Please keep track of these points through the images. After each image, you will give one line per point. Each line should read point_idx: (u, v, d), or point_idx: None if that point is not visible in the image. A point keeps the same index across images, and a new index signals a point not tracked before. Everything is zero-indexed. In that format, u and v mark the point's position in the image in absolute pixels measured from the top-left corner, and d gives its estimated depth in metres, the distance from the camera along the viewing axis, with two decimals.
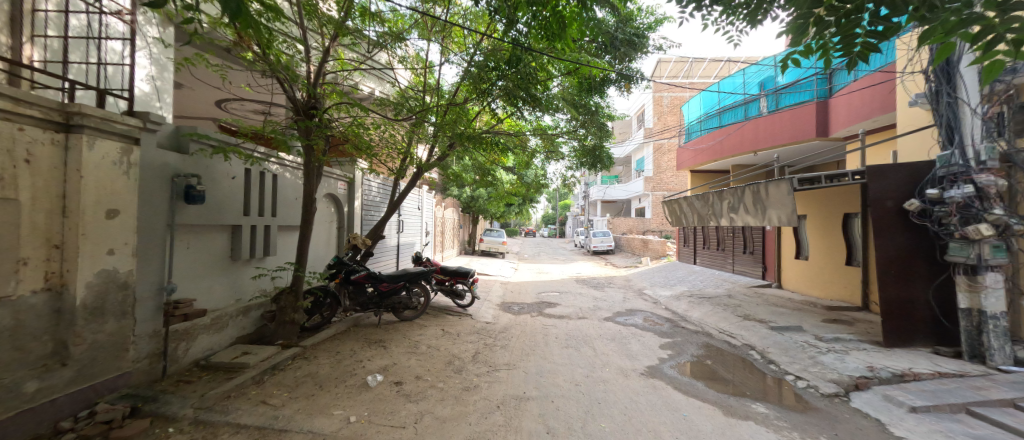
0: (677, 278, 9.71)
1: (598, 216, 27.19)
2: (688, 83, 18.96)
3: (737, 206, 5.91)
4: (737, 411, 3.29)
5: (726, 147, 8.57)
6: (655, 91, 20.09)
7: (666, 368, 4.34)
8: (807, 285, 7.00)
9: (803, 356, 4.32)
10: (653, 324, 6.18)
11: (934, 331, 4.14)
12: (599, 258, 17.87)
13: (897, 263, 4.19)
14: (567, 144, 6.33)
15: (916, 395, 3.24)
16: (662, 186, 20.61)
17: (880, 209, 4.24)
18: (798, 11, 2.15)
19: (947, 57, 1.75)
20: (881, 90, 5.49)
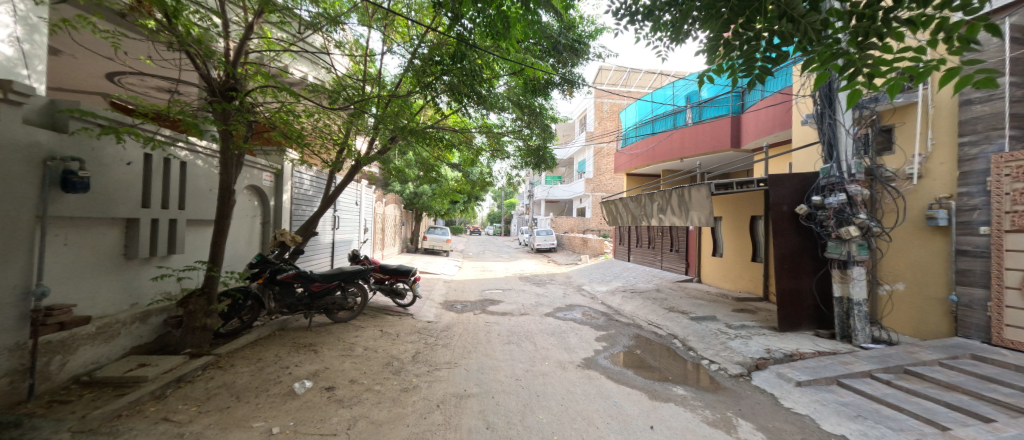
0: (613, 275, 10.34)
1: (542, 215, 27.93)
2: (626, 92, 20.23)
3: (665, 208, 6.43)
4: (660, 395, 3.60)
5: (657, 153, 9.29)
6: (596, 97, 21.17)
7: (600, 359, 4.60)
8: (721, 280, 7.84)
9: (716, 342, 4.84)
10: (590, 318, 6.50)
11: (816, 316, 4.88)
12: (542, 255, 18.37)
13: (790, 260, 4.87)
14: (512, 143, 6.43)
15: (800, 371, 3.81)
16: (602, 187, 21.75)
17: (778, 213, 4.88)
18: (710, 34, 2.41)
19: (825, 84, 2.11)
20: (782, 109, 6.32)
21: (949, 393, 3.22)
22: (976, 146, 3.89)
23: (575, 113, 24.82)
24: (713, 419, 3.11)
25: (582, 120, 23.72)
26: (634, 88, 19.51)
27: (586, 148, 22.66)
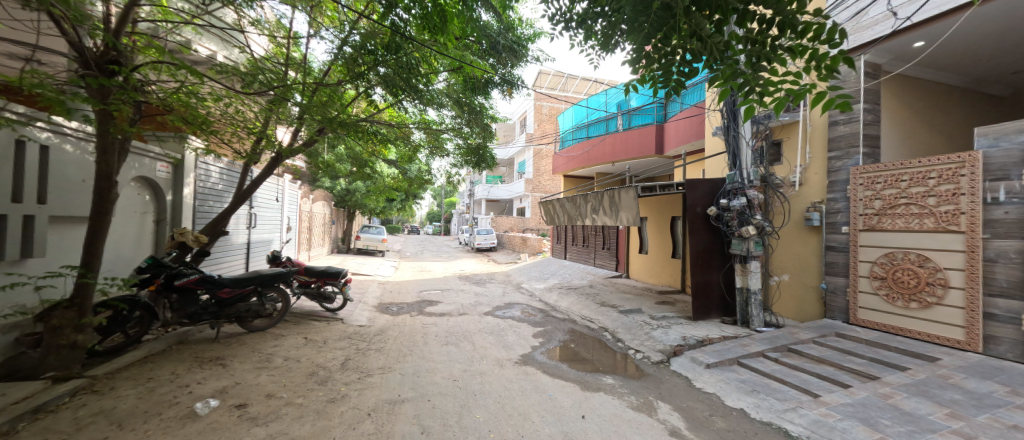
0: (550, 272, 10.70)
1: (483, 214, 27.94)
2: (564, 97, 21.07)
3: (598, 208, 6.81)
4: (591, 385, 3.81)
5: (591, 157, 9.82)
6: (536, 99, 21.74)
7: (537, 355, 4.72)
8: (646, 275, 8.53)
9: (641, 333, 5.25)
10: (528, 315, 6.65)
11: (722, 305, 5.53)
12: (482, 255, 18.37)
13: (702, 255, 5.45)
14: (452, 141, 6.32)
15: (709, 355, 4.28)
16: (541, 188, 22.37)
17: (693, 214, 5.43)
18: (634, 45, 2.60)
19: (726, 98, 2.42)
20: (697, 120, 7.04)
21: (819, 366, 3.86)
22: (841, 160, 4.71)
23: (515, 114, 25.23)
24: (637, 404, 3.36)
25: (522, 121, 24.16)
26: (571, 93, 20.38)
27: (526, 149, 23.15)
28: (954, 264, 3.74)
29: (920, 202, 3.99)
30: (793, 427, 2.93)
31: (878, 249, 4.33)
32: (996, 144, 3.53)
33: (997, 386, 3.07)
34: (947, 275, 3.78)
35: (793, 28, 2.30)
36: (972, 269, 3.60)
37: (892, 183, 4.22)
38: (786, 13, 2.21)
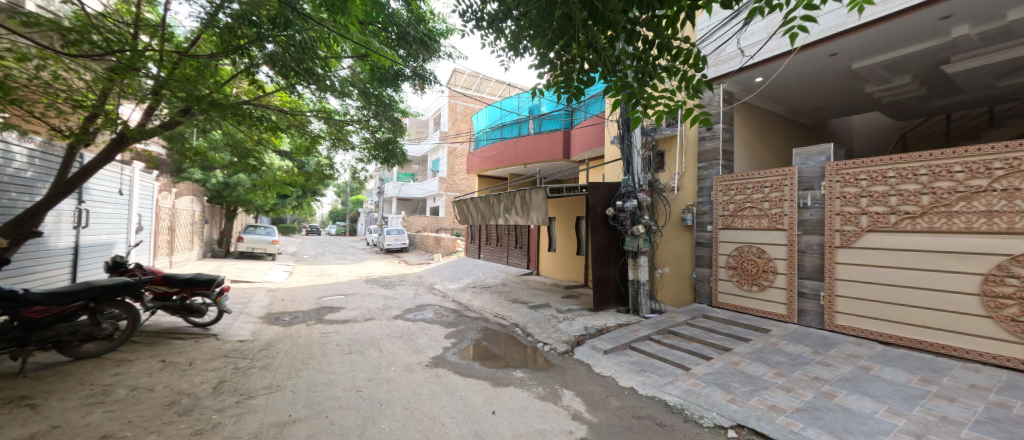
0: (464, 272, 10.68)
1: (395, 213, 26.58)
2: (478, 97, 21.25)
3: (510, 208, 7.01)
4: (502, 380, 3.89)
5: (504, 158, 10.08)
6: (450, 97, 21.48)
7: (449, 356, 4.65)
8: (555, 272, 9.07)
9: (549, 326, 5.56)
10: (441, 316, 6.53)
11: (618, 296, 6.16)
12: (393, 256, 17.47)
13: (602, 252, 6.01)
14: (357, 134, 5.90)
15: (606, 341, 4.73)
16: (456, 187, 22.18)
17: (594, 214, 5.95)
18: (540, 51, 2.76)
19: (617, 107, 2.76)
20: (598, 129, 7.74)
21: (691, 343, 4.56)
22: (707, 170, 5.64)
23: (429, 111, 24.57)
24: (545, 394, 3.53)
25: (436, 119, 23.64)
26: (485, 95, 20.64)
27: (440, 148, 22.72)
28: (780, 254, 4.79)
29: (759, 206, 5.01)
30: (671, 398, 3.41)
31: (731, 244, 5.31)
32: (805, 162, 4.62)
33: (806, 347, 4.01)
34: (776, 264, 4.81)
35: (668, 51, 2.69)
36: (791, 259, 4.66)
37: (741, 190, 5.21)
38: (662, 37, 2.57)
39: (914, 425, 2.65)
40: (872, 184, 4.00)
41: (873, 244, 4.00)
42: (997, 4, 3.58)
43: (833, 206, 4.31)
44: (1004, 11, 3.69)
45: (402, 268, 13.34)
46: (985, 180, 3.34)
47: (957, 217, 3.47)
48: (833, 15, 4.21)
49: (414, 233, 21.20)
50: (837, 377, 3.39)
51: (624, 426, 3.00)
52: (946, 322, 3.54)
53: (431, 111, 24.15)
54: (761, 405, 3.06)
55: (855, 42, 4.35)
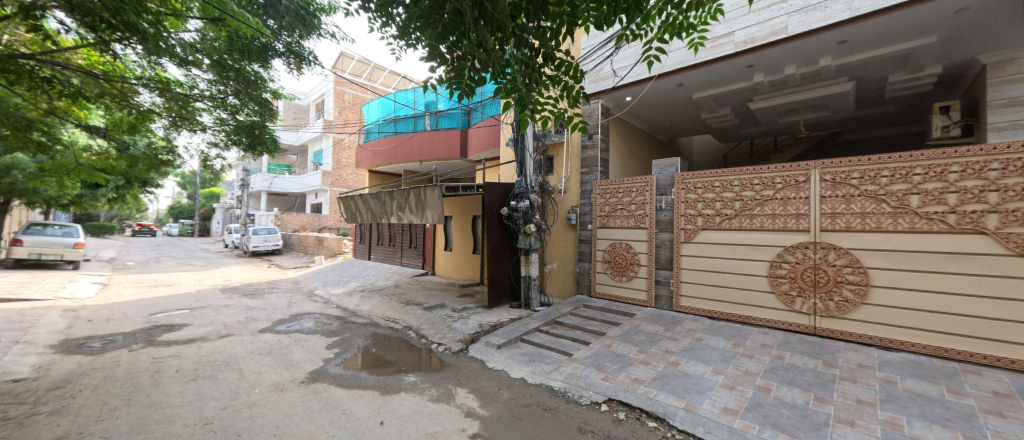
0: (351, 275, 9.79)
1: (265, 210, 22.88)
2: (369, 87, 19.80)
3: (404, 206, 6.69)
4: (392, 387, 3.68)
5: (398, 153, 9.60)
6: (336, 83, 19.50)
7: (330, 368, 4.19)
8: (451, 271, 9.02)
9: (443, 326, 5.47)
10: (321, 325, 5.84)
11: (511, 292, 6.43)
12: (262, 260, 15.00)
13: (496, 250, 6.19)
14: (211, 112, 4.97)
15: (499, 336, 4.88)
16: (342, 183, 20.20)
17: (490, 213, 6.10)
18: (429, 43, 2.70)
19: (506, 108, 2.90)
20: (494, 130, 7.96)
21: (574, 331, 5.03)
22: (588, 174, 6.30)
23: (310, 95, 21.87)
24: (438, 396, 3.46)
25: (319, 105, 21.16)
26: (376, 84, 19.34)
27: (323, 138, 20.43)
28: (642, 249, 5.64)
29: (628, 208, 5.81)
30: (556, 383, 3.70)
31: (607, 241, 6.04)
32: (661, 171, 5.54)
33: (660, 326, 4.81)
34: (639, 257, 5.65)
35: (552, 61, 2.91)
36: (650, 252, 5.53)
37: (615, 194, 5.97)
38: (546, 47, 2.76)
39: (730, 380, 3.41)
40: (705, 192, 5.03)
41: (705, 239, 5.02)
42: (779, 61, 4.86)
43: (680, 208, 5.27)
44: (783, 67, 5.02)
45: (273, 273, 11.54)
46: (771, 191, 4.50)
47: (756, 218, 4.60)
48: (680, 52, 5.15)
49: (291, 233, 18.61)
50: (681, 349, 4.14)
51: (515, 415, 3.14)
52: (748, 298, 4.65)
53: (313, 96, 21.51)
54: (627, 379, 3.55)
55: (695, 77, 5.39)
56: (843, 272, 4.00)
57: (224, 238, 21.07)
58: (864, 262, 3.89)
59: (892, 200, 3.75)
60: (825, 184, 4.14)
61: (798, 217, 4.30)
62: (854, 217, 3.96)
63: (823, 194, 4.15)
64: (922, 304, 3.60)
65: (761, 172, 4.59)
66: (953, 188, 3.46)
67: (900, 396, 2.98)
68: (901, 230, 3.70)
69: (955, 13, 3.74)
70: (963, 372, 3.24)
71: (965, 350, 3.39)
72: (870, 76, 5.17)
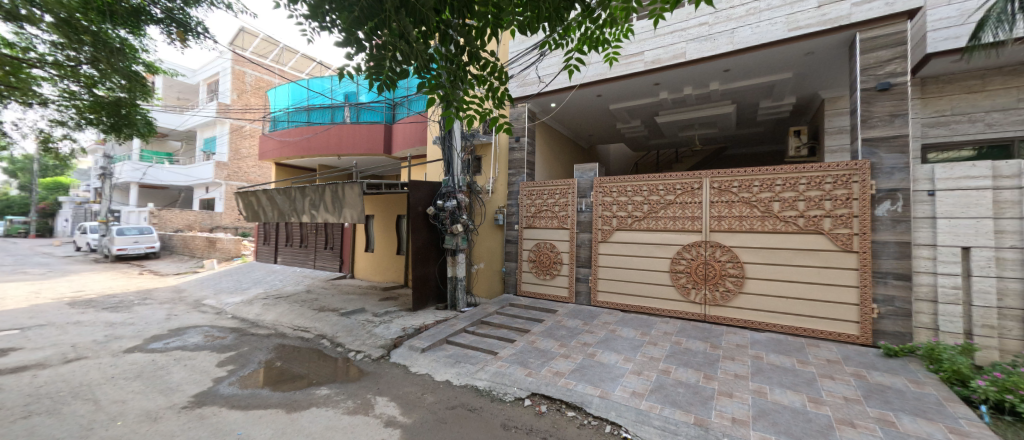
0: (251, 281, 8.65)
1: (137, 206, 19.07)
2: (276, 70, 17.73)
3: (318, 204, 6.12)
4: (300, 403, 3.32)
5: (312, 145, 8.79)
6: (235, 62, 17.08)
7: (223, 388, 3.64)
8: (372, 273, 8.52)
9: (362, 332, 5.11)
10: (211, 340, 5.05)
11: (437, 294, 6.29)
12: (131, 266, 12.47)
13: (422, 250, 6.00)
14: (55, 83, 4.03)
15: (424, 339, 4.73)
16: (242, 176, 17.77)
17: (415, 213, 5.89)
18: (344, 29, 2.52)
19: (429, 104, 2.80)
20: (420, 127, 7.71)
21: (500, 330, 5.09)
22: (515, 176, 6.45)
23: (200, 73, 18.81)
24: (354, 408, 3.22)
25: (212, 85, 18.32)
26: (285, 67, 17.39)
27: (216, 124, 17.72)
28: (564, 249, 5.94)
29: (552, 209, 6.07)
30: (481, 382, 3.70)
31: (532, 241, 6.24)
32: (582, 175, 5.90)
33: (580, 321, 5.11)
34: (562, 256, 5.95)
35: (477, 60, 2.91)
36: (572, 251, 5.85)
37: (540, 195, 6.19)
38: (471, 46, 2.75)
39: (638, 366, 3.76)
40: (619, 196, 5.50)
41: (619, 239, 5.48)
42: (680, 81, 5.51)
43: (598, 210, 5.67)
44: (683, 88, 5.71)
45: (147, 281, 9.66)
46: (673, 196, 5.08)
47: (660, 220, 5.15)
48: (598, 65, 5.54)
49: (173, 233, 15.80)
50: (597, 341, 4.45)
51: (438, 419, 3.07)
52: (654, 291, 5.19)
53: (203, 74, 18.54)
54: (549, 373, 3.70)
55: (611, 89, 5.86)
56: (725, 266, 4.69)
57: (75, 240, 17.03)
58: (741, 258, 4.60)
59: (761, 206, 4.50)
60: (713, 191, 4.80)
61: (693, 219, 4.92)
62: (734, 220, 4.65)
63: (712, 199, 4.81)
64: (781, 292, 4.38)
65: (664, 179, 5.16)
66: (802, 197, 4.26)
67: (766, 369, 3.58)
68: (767, 231, 4.45)
69: (805, 55, 4.62)
70: (808, 346, 4.02)
71: (809, 328, 4.21)
72: (747, 101, 6.15)
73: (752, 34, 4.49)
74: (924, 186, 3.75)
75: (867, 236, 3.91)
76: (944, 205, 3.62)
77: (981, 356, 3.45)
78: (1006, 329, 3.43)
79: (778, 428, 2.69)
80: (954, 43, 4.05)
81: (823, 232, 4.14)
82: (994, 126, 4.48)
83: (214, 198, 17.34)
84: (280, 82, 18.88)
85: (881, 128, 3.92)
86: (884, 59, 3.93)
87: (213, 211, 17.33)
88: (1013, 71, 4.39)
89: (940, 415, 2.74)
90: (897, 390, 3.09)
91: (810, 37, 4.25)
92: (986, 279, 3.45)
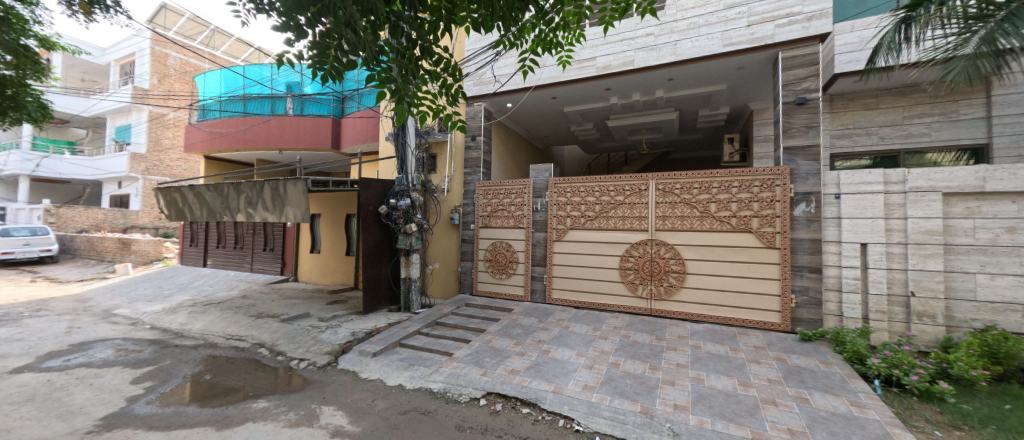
0: (175, 288, 7.78)
1: (27, 202, 16.34)
2: (206, 54, 16.08)
3: (256, 202, 5.65)
4: (234, 419, 3.04)
5: (248, 138, 8.09)
6: (155, 42, 15.23)
7: (139, 408, 3.23)
8: (318, 276, 8.03)
9: (307, 339, 4.80)
10: (123, 355, 4.46)
11: (389, 296, 6.07)
12: (19, 273, 10.67)
13: (373, 251, 5.76)
14: None
15: (375, 343, 4.54)
16: (164, 169, 15.91)
17: (366, 212, 5.64)
18: (284, 13, 2.34)
19: (378, 97, 2.68)
20: (372, 123, 7.41)
21: (455, 331, 5.03)
22: (471, 175, 6.41)
23: (110, 53, 16.55)
24: (297, 421, 3.01)
25: (126, 66, 16.18)
26: (216, 52, 15.81)
27: (132, 111, 15.70)
28: (520, 248, 6.01)
29: (508, 209, 6.11)
30: (435, 384, 3.63)
31: (488, 240, 6.24)
32: (537, 176, 5.99)
33: (535, 318, 5.19)
34: (518, 255, 6.00)
35: (430, 55, 2.83)
36: (527, 250, 5.93)
37: (496, 195, 6.20)
38: (424, 40, 2.67)
39: (590, 361, 3.89)
40: (573, 196, 5.67)
41: (573, 238, 5.65)
42: (630, 88, 5.79)
43: (553, 210, 5.80)
44: (632, 94, 6.01)
45: (40, 290, 8.33)
46: (622, 197, 5.33)
47: (611, 220, 5.38)
48: (552, 68, 5.66)
49: (76, 234, 13.77)
50: (552, 337, 4.55)
51: (390, 425, 2.96)
52: (604, 288, 5.41)
53: (115, 54, 16.32)
54: (505, 372, 3.71)
55: (566, 92, 6.01)
56: (669, 263, 5.01)
57: None
58: (683, 255, 4.94)
59: (700, 207, 4.85)
60: (659, 192, 5.10)
61: (640, 219, 5.20)
62: (677, 219, 4.98)
63: (657, 200, 5.11)
64: (716, 286, 4.76)
65: (615, 180, 5.39)
66: (735, 198, 4.66)
67: (704, 357, 3.88)
68: (705, 230, 4.81)
69: (737, 70, 5.06)
70: (738, 334, 4.42)
71: (739, 318, 4.63)
72: (688, 109, 6.61)
73: (692, 46, 4.83)
74: (832, 190, 4.23)
75: (787, 234, 4.37)
76: (847, 206, 4.13)
77: (875, 338, 3.98)
78: (893, 313, 3.93)
79: (714, 410, 2.92)
80: (855, 66, 4.66)
81: (751, 230, 4.57)
82: (885, 139, 5.20)
83: (129, 194, 15.36)
84: (211, 67, 17.16)
85: (799, 138, 4.40)
86: (801, 76, 4.41)
87: (127, 209, 15.35)
88: (900, 92, 5.12)
89: (844, 390, 3.13)
90: (811, 371, 3.49)
91: (741, 53, 4.65)
92: (878, 271, 3.97)
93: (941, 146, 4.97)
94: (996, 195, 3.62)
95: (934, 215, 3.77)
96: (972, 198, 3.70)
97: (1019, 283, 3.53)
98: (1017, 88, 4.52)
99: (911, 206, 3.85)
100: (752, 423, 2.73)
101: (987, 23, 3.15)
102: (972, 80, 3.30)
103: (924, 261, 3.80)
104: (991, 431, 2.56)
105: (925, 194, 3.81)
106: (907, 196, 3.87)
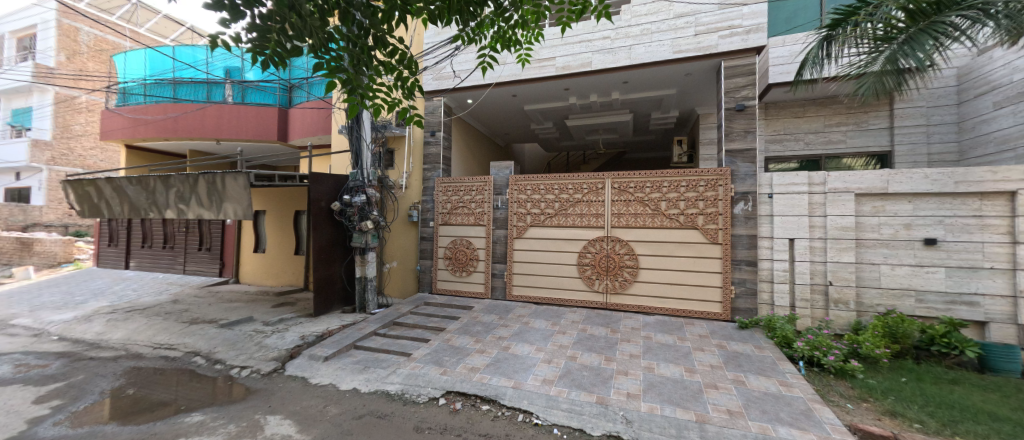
0: (90, 293, 6.90)
1: None
2: (127, 30, 14.32)
3: (189, 197, 5.15)
4: (163, 436, 2.76)
5: (179, 126, 7.33)
6: (61, 14, 13.32)
7: (42, 431, 2.82)
8: (263, 277, 7.49)
9: (249, 345, 4.46)
10: (23, 371, 3.88)
11: (343, 296, 5.80)
12: None
13: (325, 249, 5.47)
14: None
15: (327, 347, 4.32)
16: (75, 159, 14.03)
17: (317, 208, 5.33)
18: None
19: (328, 87, 2.51)
20: (323, 114, 7.03)
21: (413, 330, 4.91)
22: (430, 171, 6.29)
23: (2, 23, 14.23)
24: (239, 434, 2.79)
25: (24, 40, 14.01)
26: (140, 29, 14.16)
27: (32, 91, 13.63)
28: (480, 245, 5.99)
29: (468, 206, 6.06)
30: (392, 387, 3.52)
31: (448, 238, 6.16)
32: (498, 173, 5.97)
33: (495, 315, 5.20)
34: (478, 252, 5.98)
35: (384, 46, 2.72)
36: (488, 248, 5.93)
37: (456, 192, 6.13)
38: (377, 29, 2.55)
39: (548, 355, 3.98)
40: (533, 193, 5.73)
41: (533, 235, 5.72)
42: (587, 89, 5.94)
43: (513, 207, 5.83)
44: (590, 95, 6.19)
45: None
46: (580, 195, 5.48)
47: (569, 217, 5.52)
48: (512, 66, 5.68)
49: None
50: (512, 334, 4.58)
51: (343, 432, 2.83)
52: (563, 283, 5.55)
53: (9, 24, 14.08)
54: (465, 370, 3.69)
55: (527, 91, 6.05)
56: (623, 258, 5.23)
57: None
58: (636, 250, 5.18)
59: (652, 205, 5.11)
60: (615, 191, 5.30)
61: (597, 216, 5.37)
62: (631, 217, 5.21)
63: (613, 198, 5.31)
64: (666, 280, 5.05)
65: (573, 179, 5.52)
66: (684, 197, 4.95)
67: (654, 347, 4.10)
68: (656, 226, 5.08)
69: (686, 76, 5.37)
70: (685, 324, 4.72)
71: (686, 309, 4.95)
72: (642, 111, 6.93)
73: (646, 51, 5.06)
74: (766, 190, 4.62)
75: (728, 230, 4.73)
76: (778, 205, 4.53)
77: (800, 324, 4.41)
78: (815, 301, 4.37)
79: (663, 397, 3.10)
80: (786, 77, 5.17)
81: (697, 227, 4.89)
82: (810, 145, 5.78)
83: (30, 187, 13.37)
84: (133, 46, 15.32)
85: (738, 142, 4.77)
86: (741, 84, 4.77)
87: (27, 204, 13.34)
88: (822, 102, 5.70)
89: (775, 371, 3.46)
90: (747, 355, 3.81)
91: (689, 60, 4.95)
92: (803, 263, 4.41)
93: (854, 152, 5.60)
94: (897, 196, 4.13)
95: (848, 213, 4.25)
96: (878, 197, 4.20)
97: (913, 272, 4.07)
98: (913, 103, 5.20)
99: (830, 205, 4.31)
100: (697, 407, 2.93)
101: (891, 45, 3.56)
102: (879, 94, 3.77)
103: (840, 254, 4.27)
104: (890, 401, 2.94)
105: (841, 194, 4.28)
106: (827, 196, 4.32)
